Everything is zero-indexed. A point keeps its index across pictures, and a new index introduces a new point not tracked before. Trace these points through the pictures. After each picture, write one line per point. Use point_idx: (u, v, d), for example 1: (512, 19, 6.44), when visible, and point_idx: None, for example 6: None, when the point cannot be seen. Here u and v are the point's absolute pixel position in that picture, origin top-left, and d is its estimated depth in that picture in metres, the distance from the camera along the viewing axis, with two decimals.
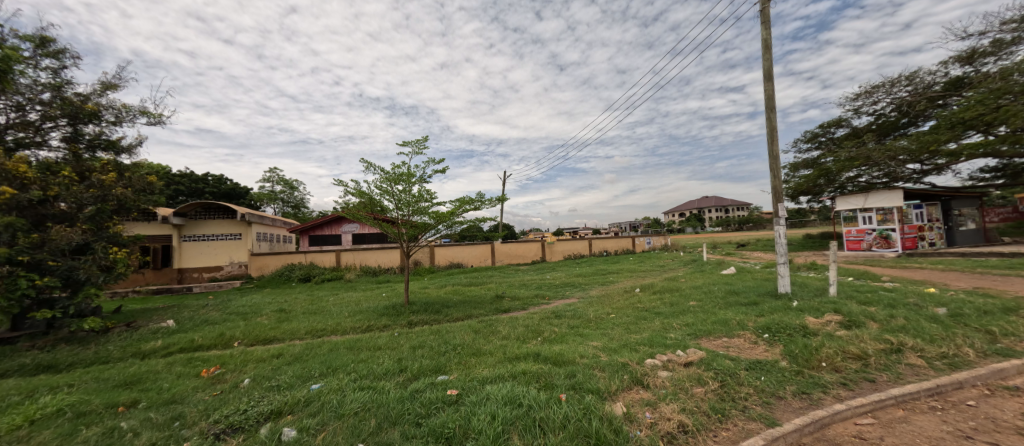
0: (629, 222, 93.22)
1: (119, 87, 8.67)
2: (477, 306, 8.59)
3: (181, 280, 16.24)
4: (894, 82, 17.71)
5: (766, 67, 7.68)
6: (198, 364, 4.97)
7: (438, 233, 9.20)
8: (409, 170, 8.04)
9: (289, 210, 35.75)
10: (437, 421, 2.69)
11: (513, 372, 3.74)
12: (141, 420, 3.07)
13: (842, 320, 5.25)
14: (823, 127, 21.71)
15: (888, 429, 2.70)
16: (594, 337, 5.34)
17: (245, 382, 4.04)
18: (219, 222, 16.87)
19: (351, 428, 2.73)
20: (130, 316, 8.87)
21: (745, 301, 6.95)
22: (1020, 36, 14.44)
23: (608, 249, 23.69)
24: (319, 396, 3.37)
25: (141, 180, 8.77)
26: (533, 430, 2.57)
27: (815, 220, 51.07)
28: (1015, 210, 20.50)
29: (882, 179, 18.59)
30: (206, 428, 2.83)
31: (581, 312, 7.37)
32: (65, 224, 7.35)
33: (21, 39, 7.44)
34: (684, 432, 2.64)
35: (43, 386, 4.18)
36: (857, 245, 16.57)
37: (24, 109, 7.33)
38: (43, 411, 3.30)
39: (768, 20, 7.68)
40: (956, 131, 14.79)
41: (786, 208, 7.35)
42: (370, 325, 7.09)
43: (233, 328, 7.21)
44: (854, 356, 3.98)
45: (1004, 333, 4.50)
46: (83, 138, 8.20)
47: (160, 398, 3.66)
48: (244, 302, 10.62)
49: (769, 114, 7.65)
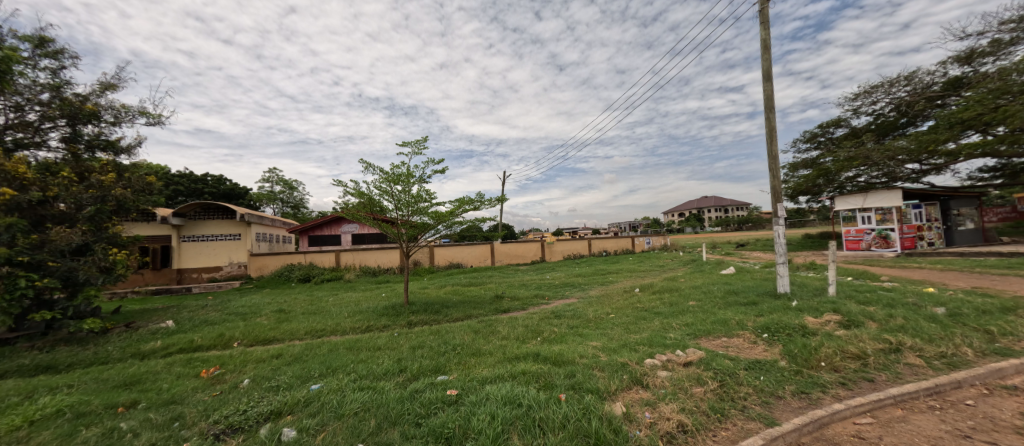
0: (629, 222, 93.23)
1: (118, 87, 8.66)
2: (477, 306, 8.59)
3: (180, 280, 16.25)
4: (893, 82, 17.73)
5: (765, 67, 7.69)
6: (197, 364, 4.98)
7: (438, 233, 9.20)
8: (409, 171, 8.04)
9: (289, 210, 35.77)
10: (437, 421, 2.70)
11: (513, 372, 3.75)
12: (141, 421, 3.07)
13: (841, 319, 5.26)
14: (822, 127, 21.73)
15: (887, 428, 2.71)
16: (593, 337, 5.35)
17: (244, 383, 4.05)
18: (218, 222, 16.86)
19: (352, 428, 2.74)
20: (129, 316, 8.88)
21: (744, 301, 6.96)
22: (1018, 36, 14.47)
23: (608, 249, 23.70)
24: (319, 396, 3.37)
25: (140, 181, 8.76)
26: (533, 430, 2.57)
27: (814, 220, 51.13)
28: (1014, 210, 20.51)
29: (881, 178, 18.61)
30: (206, 428, 2.83)
31: (580, 312, 7.38)
32: (64, 225, 7.34)
33: (20, 39, 7.44)
34: (683, 431, 2.64)
35: (43, 387, 4.18)
36: (856, 245, 16.59)
37: (23, 109, 7.32)
38: (43, 412, 3.30)
39: (768, 21, 7.69)
40: (954, 131, 14.82)
41: (785, 208, 7.36)
42: (369, 325, 7.10)
43: (232, 328, 7.21)
44: (853, 356, 3.99)
45: (1002, 333, 4.52)
46: (82, 138, 8.18)
47: (160, 398, 3.66)
48: (243, 302, 10.61)
49: (768, 114, 7.66)
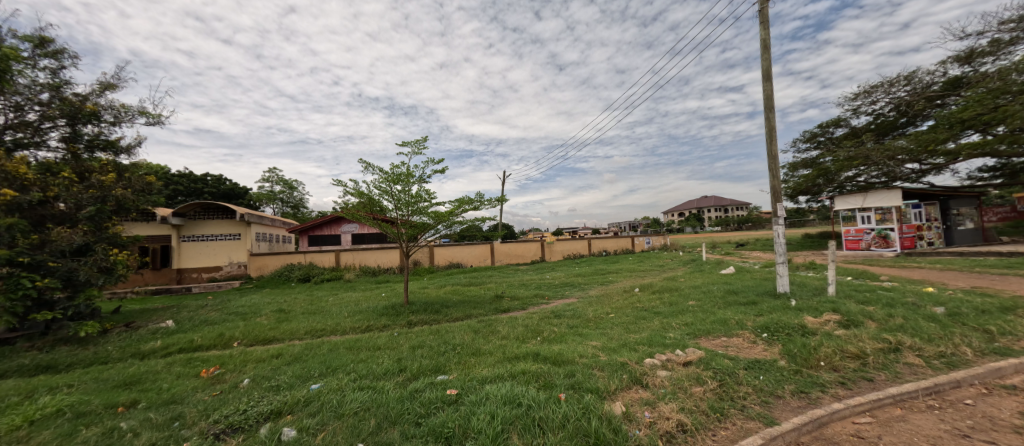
0: (629, 222, 93.20)
1: (118, 87, 8.65)
2: (476, 306, 8.58)
3: (180, 280, 16.25)
4: (892, 82, 17.75)
5: (765, 67, 7.69)
6: (197, 364, 4.98)
7: (438, 233, 9.21)
8: (408, 170, 8.03)
9: (289, 210, 35.74)
10: (437, 421, 2.70)
11: (513, 372, 3.74)
12: (141, 421, 3.07)
13: (841, 319, 5.26)
14: (822, 127, 21.74)
15: (886, 427, 2.71)
16: (593, 336, 5.35)
17: (244, 382, 4.05)
18: (218, 222, 16.85)
19: (351, 427, 2.73)
20: (129, 316, 8.88)
21: (744, 300, 6.96)
22: (1018, 36, 14.47)
23: (608, 249, 23.69)
24: (318, 396, 3.37)
25: (140, 181, 8.77)
26: (533, 429, 2.58)
27: (814, 220, 51.13)
28: (1013, 210, 20.50)
29: (881, 178, 18.62)
30: (206, 428, 2.83)
31: (580, 312, 7.37)
32: (64, 225, 7.36)
33: (20, 39, 7.44)
34: (683, 431, 2.64)
35: (43, 386, 4.18)
36: (856, 245, 16.58)
37: (23, 109, 7.32)
38: (43, 411, 3.30)
39: (768, 21, 7.69)
40: (954, 131, 14.81)
41: (785, 207, 7.37)
42: (369, 325, 7.09)
43: (232, 328, 7.21)
44: (852, 355, 4.00)
45: (1002, 333, 4.52)
46: (82, 138, 8.17)
47: (160, 398, 3.67)
48: (243, 302, 10.62)
49: (768, 114, 7.66)
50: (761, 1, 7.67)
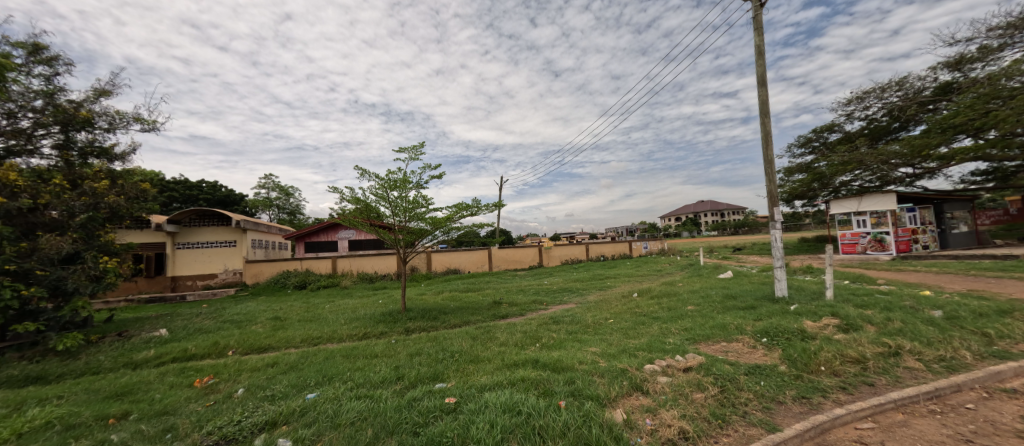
0: (626, 227, 93.73)
1: (114, 94, 8.60)
2: (475, 312, 8.54)
3: (173, 288, 16.04)
4: (884, 87, 17.98)
5: (760, 72, 7.76)
6: (191, 374, 4.88)
7: (435, 239, 9.16)
8: (404, 177, 8.10)
9: (284, 216, 35.52)
10: (435, 430, 2.65)
11: (512, 379, 3.70)
12: (132, 433, 3.00)
13: (839, 323, 5.26)
14: (816, 132, 21.93)
15: (888, 433, 2.69)
16: (592, 343, 5.29)
17: (239, 393, 3.98)
18: (213, 229, 16.71)
19: (349, 438, 2.68)
20: (121, 325, 8.76)
21: (743, 305, 6.94)
22: (1006, 42, 14.73)
23: (605, 254, 23.68)
24: (314, 406, 3.31)
25: (134, 188, 8.66)
26: (532, 437, 2.54)
27: (809, 225, 51.94)
28: (1005, 213, 20.66)
29: (874, 182, 18.85)
30: (199, 439, 2.78)
31: (579, 317, 7.34)
32: (55, 233, 7.28)
33: (13, 46, 7.39)
34: (684, 438, 2.61)
35: (31, 398, 4.08)
36: (852, 249, 16.50)
37: (16, 116, 7.24)
38: (31, 424, 3.21)
39: (761, 27, 7.79)
40: (946, 136, 15.01)
41: (782, 211, 7.39)
42: (366, 332, 7.03)
43: (226, 337, 7.08)
44: (853, 360, 3.97)
45: (999, 335, 4.55)
46: (75, 145, 8.08)
47: (152, 409, 3.60)
48: (238, 310, 10.53)
49: (764, 119, 7.72)
50: (756, 9, 7.77)
